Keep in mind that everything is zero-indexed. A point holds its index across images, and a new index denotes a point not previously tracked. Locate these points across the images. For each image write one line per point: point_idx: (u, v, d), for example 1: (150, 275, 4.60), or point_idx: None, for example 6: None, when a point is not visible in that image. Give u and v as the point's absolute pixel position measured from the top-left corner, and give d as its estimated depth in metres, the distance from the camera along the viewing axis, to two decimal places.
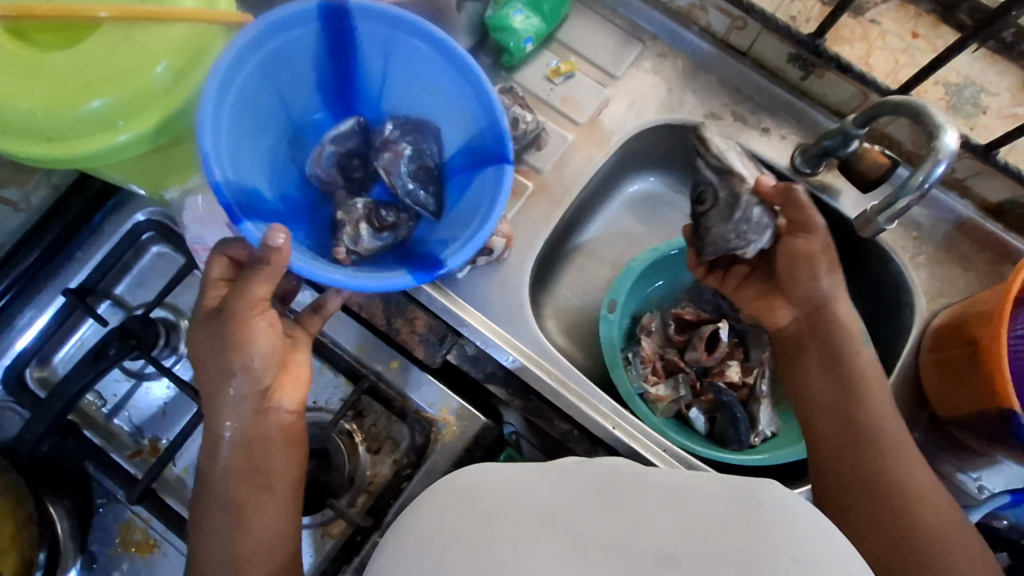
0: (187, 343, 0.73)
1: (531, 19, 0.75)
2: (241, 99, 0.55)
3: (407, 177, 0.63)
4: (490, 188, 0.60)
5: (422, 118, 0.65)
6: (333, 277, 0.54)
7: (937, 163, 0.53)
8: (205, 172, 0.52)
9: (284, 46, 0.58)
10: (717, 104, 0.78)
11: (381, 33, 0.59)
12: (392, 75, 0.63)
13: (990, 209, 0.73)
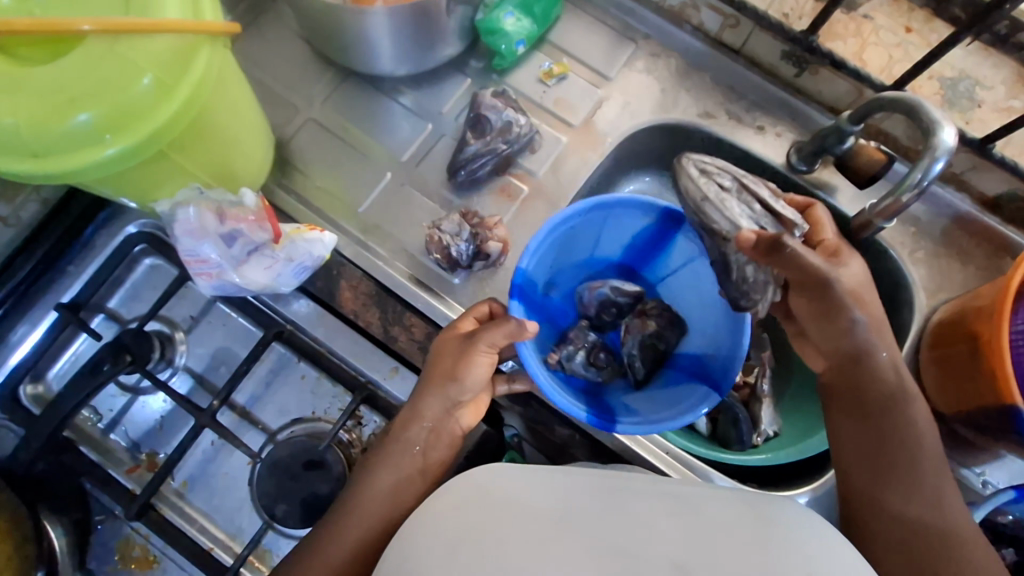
0: (182, 356, 0.72)
1: (523, 21, 0.74)
2: (568, 237, 0.66)
3: (633, 347, 0.68)
4: (693, 396, 0.62)
5: (679, 317, 0.70)
6: (540, 376, 0.59)
7: (935, 161, 0.53)
8: (518, 262, 0.62)
9: (606, 232, 0.69)
10: (711, 103, 0.78)
11: (690, 250, 0.67)
12: (685, 275, 0.70)
13: (987, 203, 0.73)
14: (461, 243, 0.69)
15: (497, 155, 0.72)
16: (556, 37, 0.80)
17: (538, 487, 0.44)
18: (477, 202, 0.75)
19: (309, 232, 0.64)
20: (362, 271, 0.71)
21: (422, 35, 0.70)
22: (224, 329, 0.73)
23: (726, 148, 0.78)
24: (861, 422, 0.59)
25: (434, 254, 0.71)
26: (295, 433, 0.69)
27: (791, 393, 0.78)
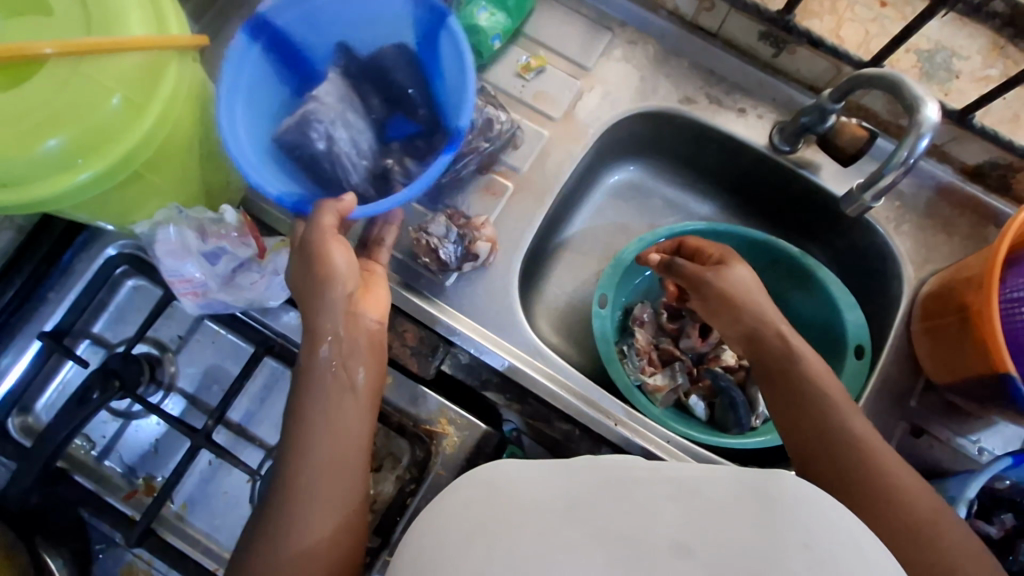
0: (173, 377, 0.71)
1: (497, 16, 0.73)
2: (252, 126, 0.64)
3: (357, 122, 0.68)
4: (460, 47, 0.64)
5: (388, 49, 0.70)
6: (235, 146, 0.58)
7: (920, 138, 0.53)
8: (263, 191, 0.59)
9: (280, 96, 0.69)
10: (691, 88, 0.77)
11: (299, 15, 0.66)
12: (344, 12, 0.69)
13: (969, 172, 0.73)
14: (449, 244, 0.68)
15: (479, 153, 0.71)
16: (531, 29, 0.78)
17: (549, 473, 0.43)
18: (463, 202, 0.73)
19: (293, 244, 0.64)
20: None
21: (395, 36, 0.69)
22: (214, 347, 0.72)
23: (707, 132, 0.78)
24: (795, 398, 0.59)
25: (421, 258, 0.69)
26: None
27: None
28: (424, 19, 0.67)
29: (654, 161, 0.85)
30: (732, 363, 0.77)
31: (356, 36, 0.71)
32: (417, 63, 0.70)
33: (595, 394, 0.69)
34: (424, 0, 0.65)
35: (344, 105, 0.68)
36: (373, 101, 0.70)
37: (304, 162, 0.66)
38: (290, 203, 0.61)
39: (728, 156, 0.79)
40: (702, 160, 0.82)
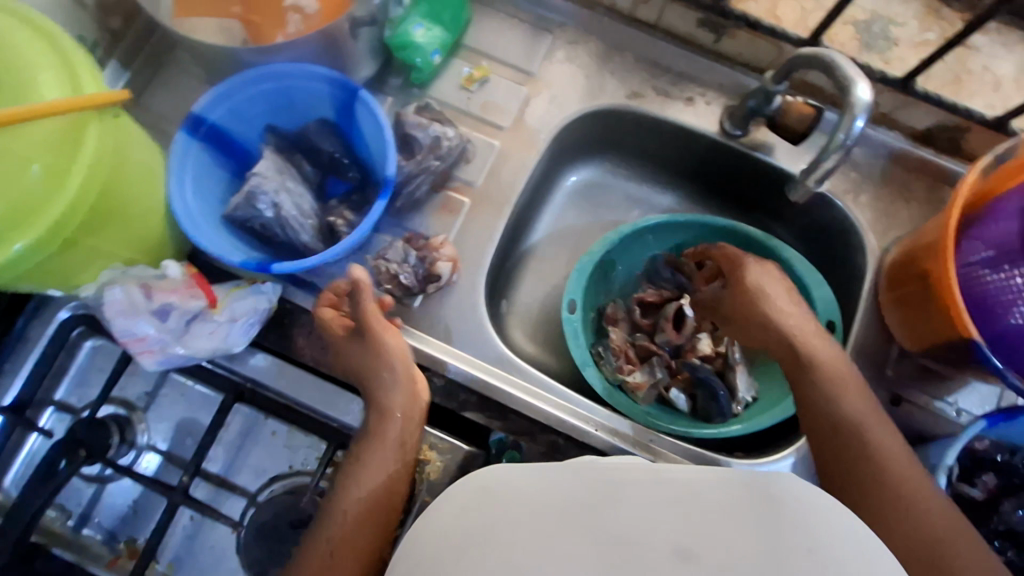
0: (145, 435, 0.69)
1: (433, 30, 0.72)
2: (204, 217, 0.61)
3: (299, 185, 0.66)
4: (372, 112, 0.63)
5: (314, 125, 0.67)
6: (197, 237, 0.59)
7: (856, 119, 0.52)
8: (229, 260, 0.59)
9: (224, 187, 0.65)
10: (638, 82, 0.77)
11: (229, 110, 0.63)
12: (270, 104, 0.66)
13: (919, 137, 0.73)
14: (410, 268, 0.68)
15: (431, 172, 0.69)
16: (471, 40, 0.77)
17: (546, 478, 0.42)
18: (420, 224, 0.72)
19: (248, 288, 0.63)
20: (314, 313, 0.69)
21: (330, 62, 0.67)
22: (184, 399, 0.70)
23: (659, 124, 0.77)
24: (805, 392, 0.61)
25: (384, 285, 0.69)
26: (275, 491, 0.67)
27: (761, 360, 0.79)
28: (336, 95, 0.65)
29: (610, 158, 0.85)
30: (709, 352, 0.77)
31: (283, 120, 0.68)
32: (339, 130, 0.68)
33: (573, 401, 0.69)
34: (335, 75, 0.63)
35: (284, 176, 0.65)
36: (307, 167, 0.68)
37: (257, 233, 0.64)
38: (253, 266, 0.60)
39: (682, 145, 0.79)
40: (657, 152, 0.82)
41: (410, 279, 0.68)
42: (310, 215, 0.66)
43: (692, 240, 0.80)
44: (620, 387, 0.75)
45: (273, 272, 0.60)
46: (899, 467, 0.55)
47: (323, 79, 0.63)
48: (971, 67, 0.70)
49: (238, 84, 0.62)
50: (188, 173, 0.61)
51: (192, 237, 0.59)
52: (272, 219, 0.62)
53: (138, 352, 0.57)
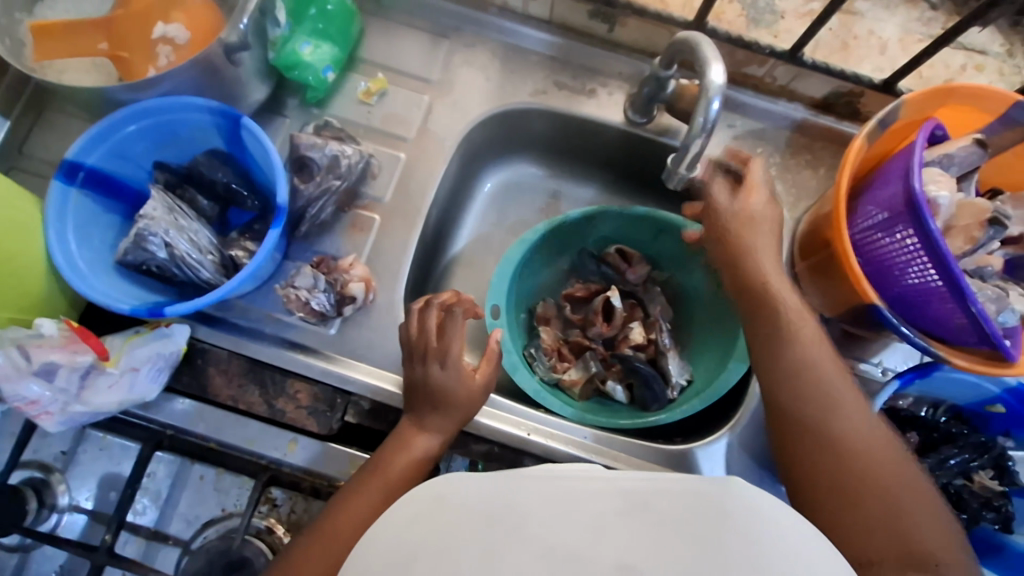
0: (65, 496, 0.66)
1: (322, 47, 0.70)
2: (93, 265, 0.59)
3: (194, 220, 0.64)
4: (258, 139, 0.61)
5: (204, 156, 0.65)
6: (84, 289, 0.56)
7: (711, 101, 0.47)
8: (119, 307, 0.57)
9: (115, 230, 0.63)
10: (539, 79, 0.76)
11: (109, 152, 0.61)
12: (154, 140, 0.63)
13: (819, 106, 0.74)
14: (320, 295, 0.65)
15: (333, 192, 0.68)
16: (366, 53, 0.76)
17: (496, 486, 0.38)
18: (331, 246, 0.70)
19: (148, 335, 0.60)
20: (226, 350, 0.66)
21: (215, 90, 0.65)
22: (103, 454, 0.67)
23: (565, 119, 0.77)
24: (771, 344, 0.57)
25: (297, 313, 0.66)
26: (209, 537, 0.66)
27: (692, 343, 0.79)
28: (221, 125, 0.63)
29: (524, 157, 0.84)
30: (640, 341, 0.77)
31: (172, 155, 0.66)
32: (232, 159, 0.66)
33: (502, 408, 0.68)
34: (214, 104, 0.61)
35: (176, 213, 0.63)
36: (203, 201, 0.66)
37: (155, 275, 0.62)
38: (145, 312, 0.57)
39: (592, 138, 0.79)
40: (569, 146, 0.81)
41: (323, 304, 0.65)
42: (209, 249, 0.63)
43: (615, 233, 0.80)
44: (555, 385, 0.75)
45: (168, 315, 0.58)
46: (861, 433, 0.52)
47: (204, 109, 0.61)
48: (856, 33, 0.71)
49: (113, 124, 0.60)
50: (70, 223, 0.58)
51: (78, 288, 0.57)
52: (166, 260, 0.60)
53: (33, 414, 0.55)
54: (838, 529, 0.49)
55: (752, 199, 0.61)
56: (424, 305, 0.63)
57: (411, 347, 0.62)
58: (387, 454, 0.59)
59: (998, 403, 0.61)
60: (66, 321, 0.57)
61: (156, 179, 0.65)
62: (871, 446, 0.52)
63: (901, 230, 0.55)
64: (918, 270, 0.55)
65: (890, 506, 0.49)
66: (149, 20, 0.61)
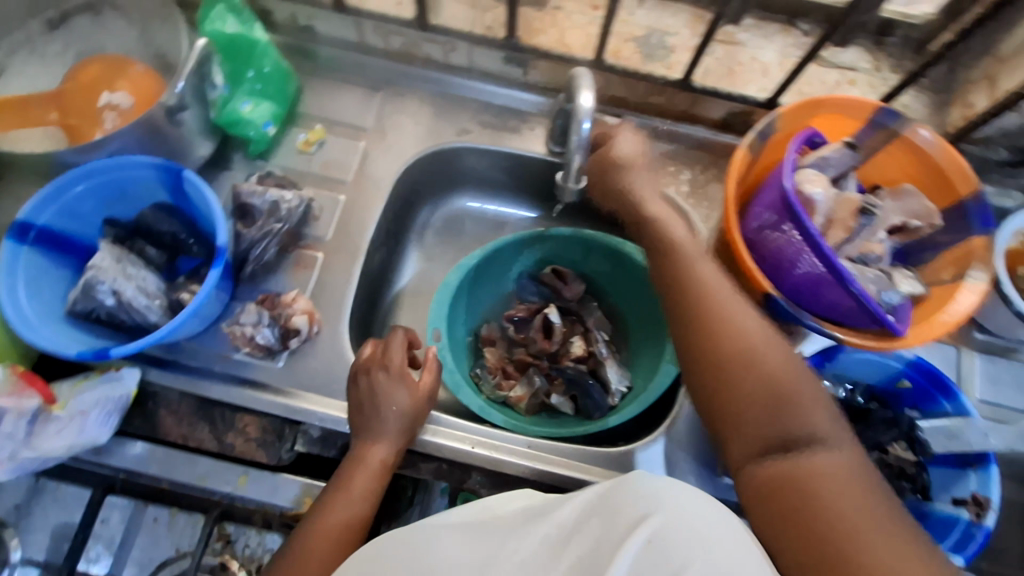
0: (18, 551, 0.67)
1: (261, 106, 0.77)
2: (42, 315, 0.63)
3: (142, 268, 0.68)
4: (198, 189, 0.66)
5: (151, 210, 0.70)
6: (33, 338, 0.60)
7: (582, 123, 0.54)
8: (67, 352, 0.60)
9: (65, 283, 0.67)
10: (465, 120, 0.83)
11: (59, 211, 0.66)
12: (102, 197, 0.68)
13: (720, 125, 0.81)
14: (264, 329, 0.69)
15: (275, 234, 0.72)
16: (305, 108, 0.83)
17: (435, 529, 0.47)
18: (276, 284, 0.74)
19: (97, 380, 0.63)
20: (177, 391, 0.68)
21: (161, 149, 0.71)
22: (56, 505, 0.68)
23: (492, 154, 0.83)
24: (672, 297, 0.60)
25: (243, 349, 0.70)
26: None
27: (633, 351, 0.83)
28: (165, 179, 0.68)
29: (461, 191, 0.90)
30: (580, 353, 0.81)
31: (121, 212, 0.71)
32: (177, 211, 0.71)
33: (448, 424, 0.70)
34: (156, 161, 0.66)
35: (124, 263, 0.67)
36: (151, 251, 0.71)
37: (105, 323, 0.66)
38: (90, 355, 0.61)
39: (518, 169, 0.86)
40: (500, 178, 0.88)
41: (269, 337, 0.69)
42: (157, 294, 0.68)
43: (548, 254, 0.86)
44: (502, 403, 0.79)
45: (115, 356, 0.61)
46: (771, 372, 0.53)
47: (147, 167, 0.67)
48: (741, 60, 0.79)
49: (62, 185, 0.65)
50: (20, 278, 0.62)
51: (28, 338, 0.60)
52: (114, 307, 0.64)
53: None
54: (764, 488, 0.50)
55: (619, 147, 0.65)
56: (364, 352, 0.67)
57: (353, 384, 0.66)
58: (345, 479, 0.61)
59: (903, 378, 0.67)
60: (11, 367, 0.59)
61: (106, 234, 0.70)
62: (794, 405, 0.51)
63: (786, 226, 0.60)
64: (805, 261, 0.60)
65: (816, 462, 0.49)
66: (97, 92, 0.69)
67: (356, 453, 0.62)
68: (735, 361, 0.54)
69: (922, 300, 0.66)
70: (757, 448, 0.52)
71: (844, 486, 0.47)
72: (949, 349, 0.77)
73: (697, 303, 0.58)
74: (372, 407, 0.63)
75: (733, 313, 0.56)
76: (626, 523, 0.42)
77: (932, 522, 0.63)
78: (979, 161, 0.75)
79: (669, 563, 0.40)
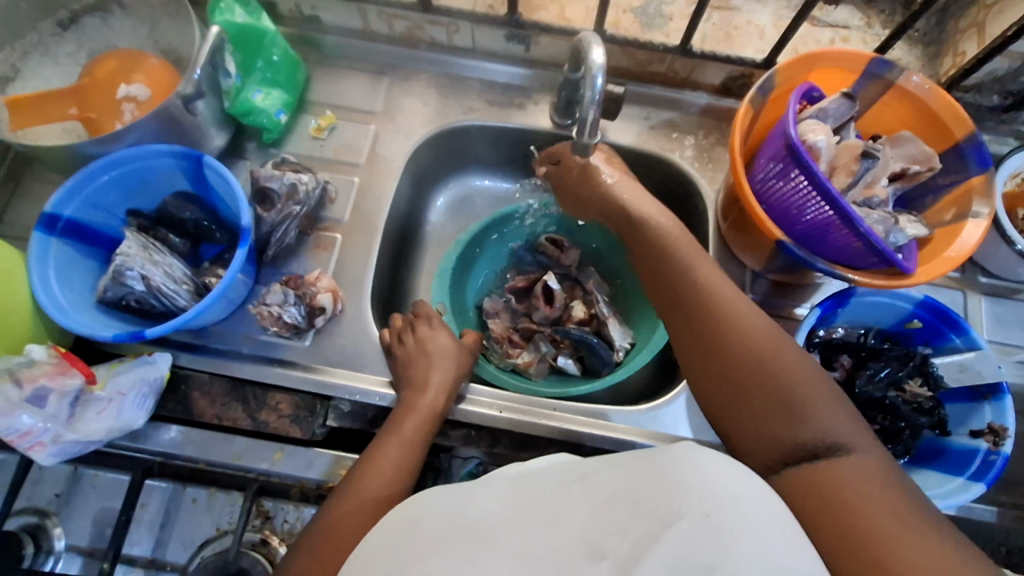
0: (61, 539, 0.68)
1: (272, 94, 0.79)
2: (75, 302, 0.64)
3: (168, 255, 0.70)
4: (218, 174, 0.68)
5: (173, 199, 0.72)
6: (69, 323, 0.61)
7: (595, 78, 0.56)
8: (102, 336, 0.61)
9: (94, 272, 0.68)
10: (471, 99, 0.86)
11: (85, 203, 0.67)
12: (125, 188, 0.70)
13: (720, 90, 0.84)
14: (291, 307, 0.70)
15: (294, 217, 0.74)
16: (314, 96, 0.84)
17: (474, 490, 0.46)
18: (298, 266, 0.76)
19: (130, 362, 0.65)
20: (209, 373, 0.70)
21: (179, 139, 0.73)
22: (95, 492, 0.69)
23: (500, 130, 0.86)
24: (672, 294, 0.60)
25: (271, 329, 0.71)
26: (206, 556, 0.67)
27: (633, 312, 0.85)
28: (185, 168, 0.70)
29: (470, 171, 0.92)
30: (582, 316, 0.82)
31: (144, 203, 0.73)
32: (199, 199, 0.73)
33: (476, 391, 0.72)
34: (177, 148, 0.68)
35: (150, 250, 0.69)
36: (176, 240, 0.72)
37: (134, 309, 0.68)
38: (126, 336, 0.62)
39: (524, 145, 0.88)
40: (508, 155, 0.90)
41: (297, 314, 0.71)
42: (184, 280, 0.69)
43: (543, 224, 0.88)
44: (512, 370, 0.80)
45: (149, 337, 0.63)
46: (783, 370, 0.51)
47: (168, 156, 0.69)
48: (736, 25, 0.82)
49: (86, 176, 0.66)
50: (52, 267, 0.63)
51: (63, 324, 0.61)
52: (144, 292, 0.66)
53: (24, 445, 0.58)
54: (792, 494, 0.46)
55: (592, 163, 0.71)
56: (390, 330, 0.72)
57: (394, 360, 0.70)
58: (392, 430, 0.63)
59: (914, 319, 0.68)
60: (53, 348, 0.61)
61: (130, 225, 0.72)
62: (807, 410, 0.49)
63: (793, 173, 0.62)
64: (813, 207, 0.62)
65: (844, 470, 0.46)
66: (114, 84, 0.71)
67: (408, 401, 0.65)
68: (749, 371, 0.52)
69: (928, 240, 0.68)
70: (777, 457, 0.49)
71: (877, 492, 0.44)
72: (956, 293, 0.79)
73: (709, 314, 0.56)
74: (419, 358, 0.68)
75: (746, 320, 0.55)
76: (669, 492, 0.40)
77: (951, 455, 0.64)
78: (973, 107, 0.78)
79: (716, 540, 0.37)
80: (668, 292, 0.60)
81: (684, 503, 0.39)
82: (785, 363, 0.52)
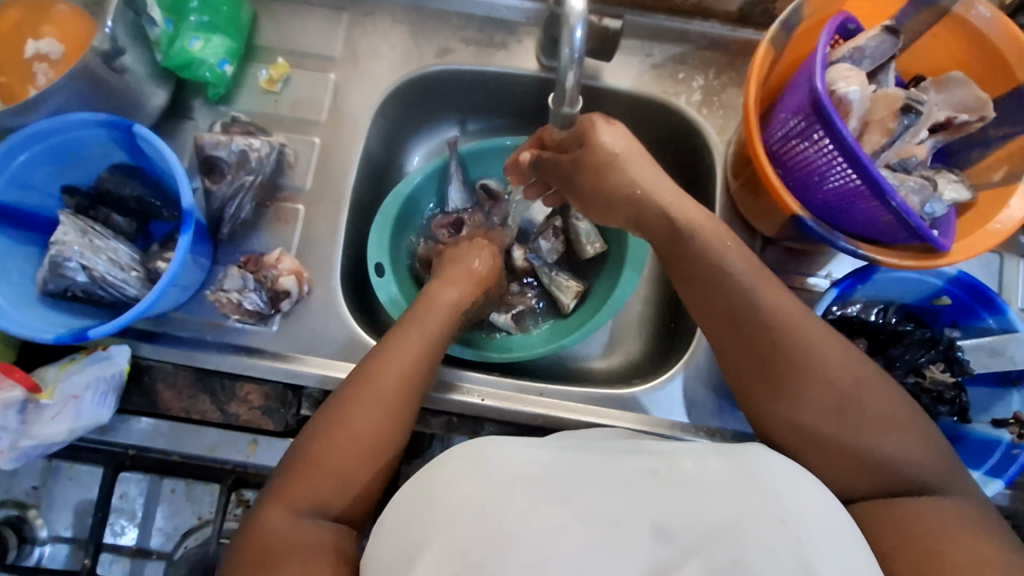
0: (45, 529, 0.68)
1: (212, 41, 0.68)
2: (8, 296, 0.58)
3: (110, 238, 0.63)
4: (153, 146, 0.60)
5: (111, 173, 0.65)
6: (7, 325, 0.55)
7: (574, 29, 0.45)
8: (41, 338, 0.56)
9: (30, 258, 0.61)
10: (445, 38, 0.74)
11: (8, 182, 0.59)
12: (52, 164, 0.62)
13: (735, 18, 0.71)
14: (251, 294, 0.64)
15: (248, 188, 0.66)
16: (264, 40, 0.73)
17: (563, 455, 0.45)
18: (259, 244, 0.69)
19: (84, 360, 0.60)
20: (173, 363, 0.65)
21: (110, 104, 0.64)
22: (72, 484, 0.68)
23: (480, 75, 0.75)
24: (713, 293, 0.54)
25: (233, 316, 0.65)
26: (189, 546, 0.68)
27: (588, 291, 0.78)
28: (117, 138, 0.61)
29: (449, 120, 0.82)
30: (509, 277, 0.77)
31: (79, 178, 0.65)
32: (139, 174, 0.65)
33: (458, 376, 0.67)
34: (102, 116, 0.59)
35: (90, 234, 0.62)
36: (119, 220, 0.66)
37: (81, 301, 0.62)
38: (69, 338, 0.57)
39: (508, 91, 0.77)
40: (491, 102, 0.79)
41: (260, 300, 0.65)
42: (130, 267, 0.63)
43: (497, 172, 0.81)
44: None
45: (91, 336, 0.57)
46: (869, 388, 0.49)
47: (94, 127, 0.60)
48: None
49: (4, 154, 0.58)
50: None
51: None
52: (88, 283, 0.60)
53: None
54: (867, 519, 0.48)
55: (606, 135, 0.58)
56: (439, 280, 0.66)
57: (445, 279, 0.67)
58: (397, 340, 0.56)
59: (944, 295, 0.61)
60: None
61: (67, 204, 0.64)
62: (894, 428, 0.48)
63: (817, 134, 0.52)
64: (838, 172, 0.53)
65: (928, 506, 0.47)
66: (22, 41, 0.61)
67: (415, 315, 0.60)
68: (833, 408, 0.49)
69: (970, 207, 0.58)
70: (860, 480, 0.49)
71: (954, 517, 0.45)
72: (992, 256, 0.70)
73: (779, 349, 0.51)
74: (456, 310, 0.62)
75: (818, 349, 0.50)
76: (755, 495, 0.40)
77: (969, 444, 0.59)
78: None
79: (796, 544, 0.37)
80: (711, 291, 0.55)
81: (761, 495, 0.40)
82: (862, 376, 0.50)
